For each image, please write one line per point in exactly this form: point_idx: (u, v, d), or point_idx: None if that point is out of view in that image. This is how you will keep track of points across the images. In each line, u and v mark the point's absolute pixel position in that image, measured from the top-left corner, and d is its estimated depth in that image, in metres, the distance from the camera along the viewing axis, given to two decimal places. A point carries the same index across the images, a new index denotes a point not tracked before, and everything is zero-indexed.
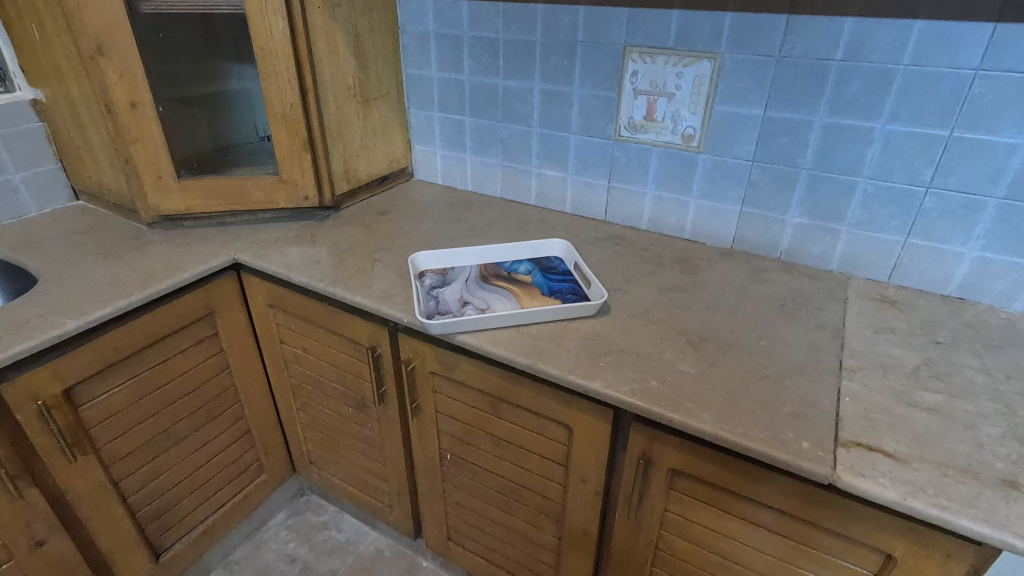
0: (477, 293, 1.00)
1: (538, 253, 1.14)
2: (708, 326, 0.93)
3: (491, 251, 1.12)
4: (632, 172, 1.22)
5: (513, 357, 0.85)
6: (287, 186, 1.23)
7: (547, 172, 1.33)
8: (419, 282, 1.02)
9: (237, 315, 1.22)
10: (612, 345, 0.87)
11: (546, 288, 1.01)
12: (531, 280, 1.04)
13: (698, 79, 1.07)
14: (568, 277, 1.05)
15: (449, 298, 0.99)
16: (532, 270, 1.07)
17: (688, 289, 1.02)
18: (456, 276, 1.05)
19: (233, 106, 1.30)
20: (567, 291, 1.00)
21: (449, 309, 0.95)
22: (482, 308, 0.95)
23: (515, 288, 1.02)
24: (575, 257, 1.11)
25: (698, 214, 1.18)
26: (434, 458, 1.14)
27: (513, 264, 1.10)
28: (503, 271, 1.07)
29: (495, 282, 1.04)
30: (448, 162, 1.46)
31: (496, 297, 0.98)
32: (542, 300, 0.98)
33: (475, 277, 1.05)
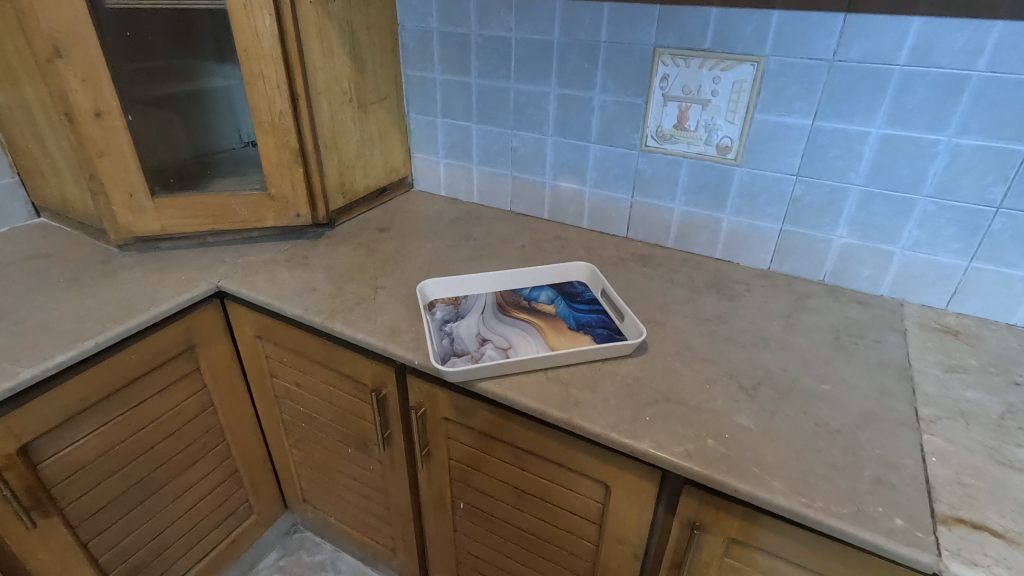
0: (496, 328, 0.89)
1: (559, 278, 1.03)
2: (760, 365, 0.82)
3: (507, 276, 1.01)
4: (658, 186, 1.11)
5: (545, 410, 0.74)
6: (275, 203, 1.10)
7: (562, 184, 1.21)
8: (429, 316, 0.91)
9: (222, 347, 1.09)
10: (655, 393, 0.76)
11: (573, 322, 0.90)
12: (555, 310, 0.94)
13: (738, 83, 0.96)
14: (595, 306, 0.95)
15: (465, 334, 0.87)
16: (555, 298, 0.97)
17: (730, 320, 0.92)
18: (470, 307, 0.94)
19: (216, 106, 1.18)
20: (597, 324, 0.89)
21: (466, 349, 0.84)
22: (504, 347, 0.84)
23: (538, 320, 0.91)
24: (601, 283, 1.00)
25: (732, 232, 1.08)
26: (444, 506, 1.03)
27: (532, 291, 0.99)
28: (522, 300, 0.96)
29: (515, 314, 0.93)
30: (452, 172, 1.34)
31: (518, 334, 0.87)
32: (570, 336, 0.87)
33: (492, 308, 0.94)
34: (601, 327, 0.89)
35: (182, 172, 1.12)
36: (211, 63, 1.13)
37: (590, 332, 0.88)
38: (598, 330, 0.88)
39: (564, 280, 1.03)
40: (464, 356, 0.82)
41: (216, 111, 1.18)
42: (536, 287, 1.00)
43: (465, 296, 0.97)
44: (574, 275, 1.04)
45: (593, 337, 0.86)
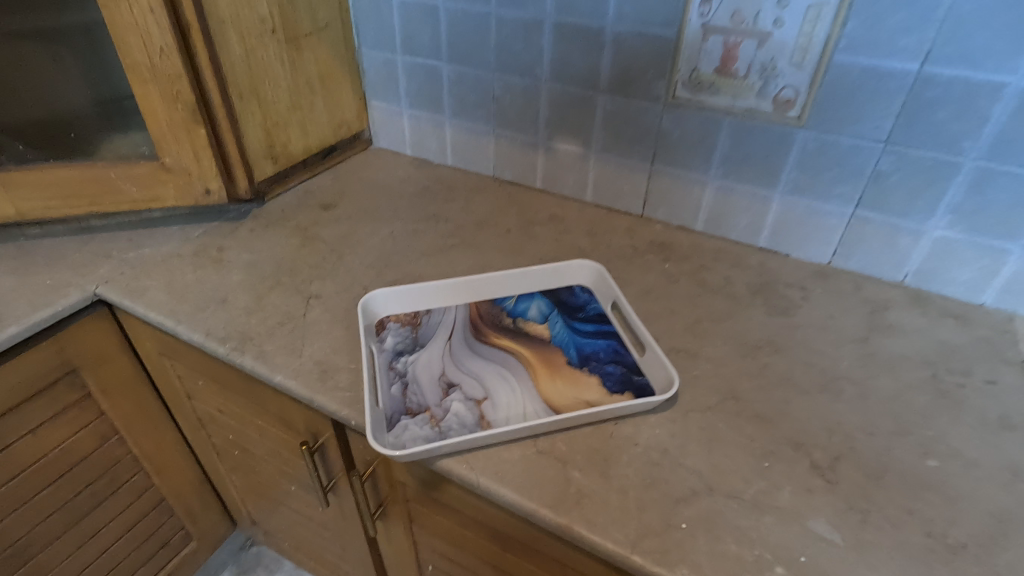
0: (467, 364, 0.64)
1: (555, 283, 0.77)
2: (836, 426, 0.58)
3: (486, 281, 0.75)
4: (688, 152, 0.83)
5: (532, 507, 0.51)
6: (173, 177, 0.82)
7: (559, 147, 0.93)
8: (375, 348, 0.66)
9: (119, 366, 0.85)
10: (692, 480, 0.53)
11: (574, 353, 0.66)
12: (549, 333, 0.69)
13: (814, 8, 0.66)
14: (604, 327, 0.70)
15: (423, 376, 0.63)
16: (549, 314, 0.72)
17: (787, 349, 0.68)
18: (433, 332, 0.69)
19: (92, 50, 0.79)
20: (607, 358, 0.65)
21: (424, 402, 0.60)
22: (478, 398, 0.60)
23: (525, 350, 0.66)
24: (611, 291, 0.75)
25: (784, 216, 0.81)
26: (409, 565, 0.82)
27: (519, 303, 0.74)
28: (504, 317, 0.71)
29: (494, 339, 0.68)
30: (419, 126, 1.05)
31: (497, 375, 0.63)
32: (569, 376, 0.63)
33: (464, 330, 0.69)
34: (613, 362, 0.64)
35: (57, 135, 0.82)
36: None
37: (598, 371, 0.63)
38: (608, 368, 0.64)
39: (561, 285, 0.77)
40: (422, 416, 0.58)
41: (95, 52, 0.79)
42: (524, 295, 0.75)
43: (427, 314, 0.72)
44: (575, 278, 0.78)
45: (601, 380, 0.62)
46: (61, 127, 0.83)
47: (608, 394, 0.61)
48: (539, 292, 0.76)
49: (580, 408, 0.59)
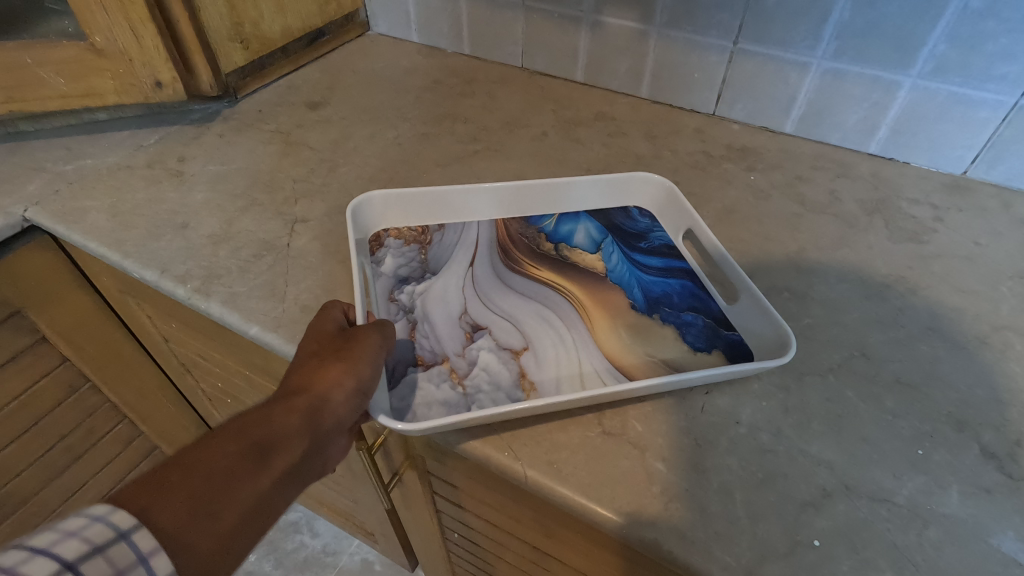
0: (497, 302, 0.49)
1: (608, 204, 0.60)
2: (1009, 396, 0.43)
3: (519, 191, 0.58)
4: (789, 21, 0.62)
5: (585, 505, 0.38)
6: (110, 64, 0.63)
7: (609, 23, 0.72)
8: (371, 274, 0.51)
9: (74, 307, 0.69)
10: (821, 474, 0.38)
11: (640, 296, 0.50)
12: (604, 266, 0.52)
13: None
14: (674, 262, 0.53)
15: (440, 318, 0.48)
16: (602, 242, 0.55)
17: (925, 289, 0.51)
18: (447, 257, 0.53)
19: None
20: (683, 304, 0.49)
21: (439, 352, 0.45)
22: (515, 348, 0.45)
23: (573, 287, 0.50)
24: (684, 219, 0.57)
25: (911, 109, 0.62)
26: (430, 532, 0.71)
27: (561, 226, 0.57)
28: (543, 242, 0.55)
29: (531, 269, 0.52)
30: (426, 2, 0.83)
31: (538, 318, 0.47)
32: (636, 325, 0.47)
33: (495, 257, 0.53)
34: (692, 310, 0.48)
35: None
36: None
37: (673, 320, 0.48)
38: (687, 318, 0.48)
39: (616, 208, 0.60)
40: (437, 372, 0.44)
41: None
42: (568, 216, 0.58)
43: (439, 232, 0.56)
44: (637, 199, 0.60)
45: (680, 334, 0.46)
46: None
47: (691, 352, 0.45)
48: (587, 213, 0.59)
49: (655, 367, 0.44)
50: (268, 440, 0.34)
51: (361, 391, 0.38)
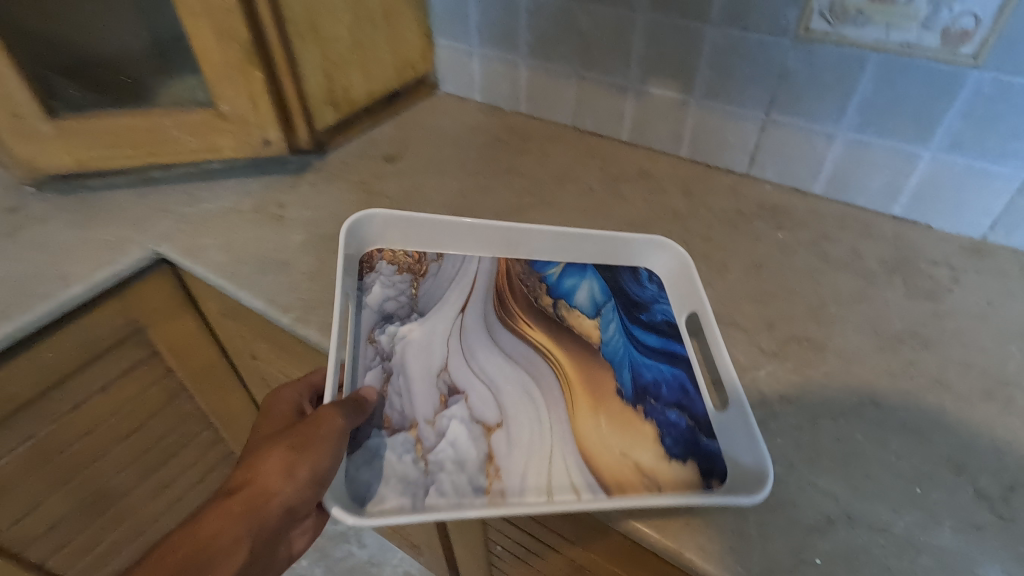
0: (485, 368, 0.55)
1: (616, 261, 0.66)
2: (1007, 446, 0.48)
3: (522, 232, 0.66)
4: (817, 97, 0.69)
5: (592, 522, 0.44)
6: (231, 126, 0.75)
7: (653, 92, 0.81)
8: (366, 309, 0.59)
9: (182, 325, 0.81)
10: (827, 504, 0.44)
11: (629, 383, 0.54)
12: (599, 337, 0.58)
13: None
14: (672, 345, 0.58)
15: (420, 378, 0.54)
16: (602, 306, 0.61)
17: (936, 344, 0.56)
18: (437, 303, 0.61)
19: None
20: (671, 399, 0.53)
21: (411, 418, 0.51)
22: (488, 424, 0.51)
23: (562, 356, 0.56)
24: (693, 303, 0.61)
25: (931, 178, 0.67)
26: (475, 543, 0.79)
27: (564, 279, 0.64)
28: (543, 294, 0.62)
29: (524, 330, 0.58)
30: (490, 68, 0.94)
31: (520, 393, 0.53)
32: (616, 412, 0.52)
33: (480, 321, 0.59)
34: (676, 408, 0.52)
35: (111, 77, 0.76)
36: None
37: (655, 415, 0.52)
38: (671, 416, 0.51)
39: (619, 266, 0.66)
40: (404, 438, 0.50)
41: None
42: (574, 269, 0.65)
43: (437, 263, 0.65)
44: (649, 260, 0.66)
45: (659, 434, 0.50)
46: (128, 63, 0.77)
47: (666, 460, 0.48)
48: (591, 265, 0.65)
49: (625, 469, 0.48)
50: (221, 535, 0.43)
51: (307, 478, 0.44)
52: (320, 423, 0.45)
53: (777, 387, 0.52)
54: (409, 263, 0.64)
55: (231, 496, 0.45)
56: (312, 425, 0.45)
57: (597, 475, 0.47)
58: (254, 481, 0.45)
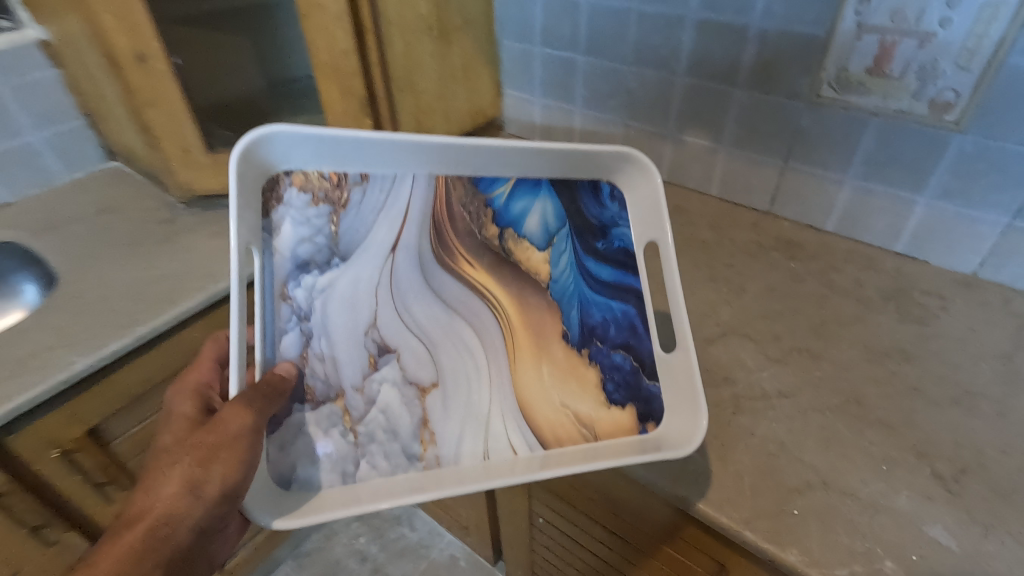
0: (416, 319, 0.57)
1: (575, 176, 0.61)
2: (966, 440, 0.59)
3: (469, 149, 0.56)
4: (827, 150, 0.82)
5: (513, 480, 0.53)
6: None
7: (688, 140, 0.95)
8: (277, 255, 0.53)
9: None
10: (809, 473, 0.56)
11: (576, 324, 0.60)
12: (550, 273, 0.60)
13: (989, 7, 0.63)
14: (626, 278, 0.61)
15: (341, 336, 0.55)
16: (554, 235, 0.61)
17: (918, 358, 0.67)
18: (360, 245, 0.56)
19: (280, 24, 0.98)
20: (617, 341, 0.60)
21: (337, 387, 0.54)
22: (422, 385, 0.56)
23: (506, 301, 0.59)
24: (649, 231, 0.62)
25: (927, 221, 0.79)
26: (523, 514, 0.93)
27: (514, 203, 0.60)
28: (487, 222, 0.60)
29: (462, 266, 0.59)
30: (549, 114, 1.10)
31: (456, 346, 0.57)
32: (557, 367, 0.58)
33: (400, 270, 0.57)
34: (620, 350, 0.59)
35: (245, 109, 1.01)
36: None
37: (599, 357, 0.59)
38: (614, 359, 0.59)
39: (585, 179, 0.62)
40: (330, 411, 0.54)
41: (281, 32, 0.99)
42: (527, 186, 0.60)
43: (361, 190, 0.56)
44: (609, 169, 0.62)
45: (603, 382, 0.58)
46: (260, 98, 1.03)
47: (607, 405, 0.57)
48: (547, 181, 0.61)
49: (565, 421, 0.56)
50: (151, 543, 0.49)
51: (215, 491, 0.49)
52: (215, 434, 0.49)
53: (777, 385, 0.65)
54: (327, 189, 0.55)
55: (136, 522, 0.50)
56: (219, 429, 0.49)
57: (537, 431, 0.55)
58: (157, 505, 0.50)
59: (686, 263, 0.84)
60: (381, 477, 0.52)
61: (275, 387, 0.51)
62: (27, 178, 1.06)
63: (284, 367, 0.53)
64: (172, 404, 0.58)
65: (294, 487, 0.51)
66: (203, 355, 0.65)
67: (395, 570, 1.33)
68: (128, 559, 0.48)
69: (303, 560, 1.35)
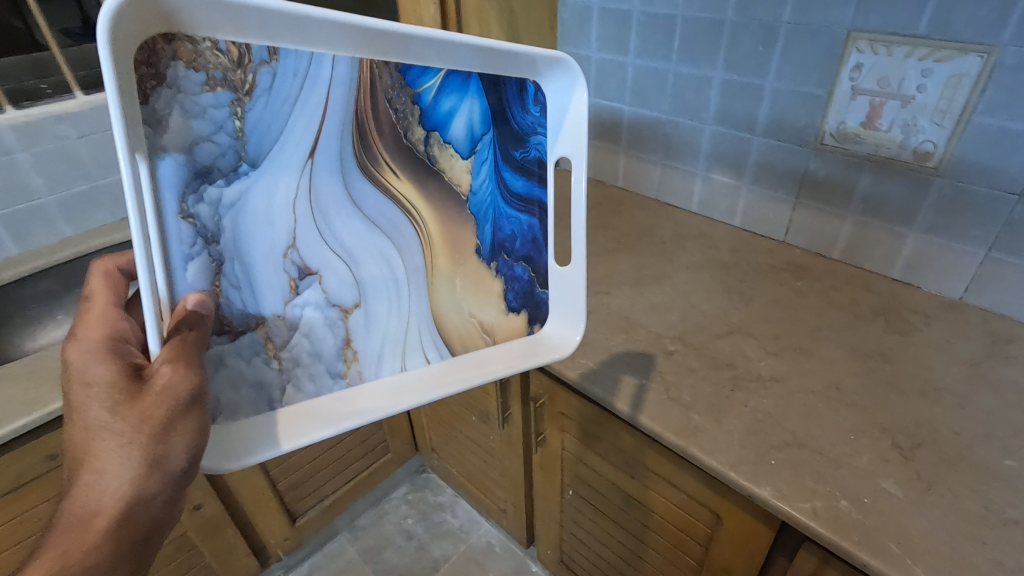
0: (340, 238, 0.54)
1: (502, 71, 0.57)
2: (925, 422, 0.71)
3: (403, 36, 0.49)
4: (831, 188, 0.97)
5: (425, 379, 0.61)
6: None
7: (715, 178, 1.12)
8: (168, 159, 0.43)
9: None
10: (787, 436, 0.70)
11: (488, 237, 0.63)
12: (469, 185, 0.60)
13: (955, 78, 0.78)
14: (535, 190, 0.63)
15: (255, 253, 0.50)
16: (478, 139, 0.59)
17: (896, 360, 0.80)
18: (273, 145, 0.48)
19: None
20: (520, 253, 0.64)
21: (256, 316, 0.51)
22: (345, 306, 0.56)
23: (427, 214, 0.58)
24: (562, 144, 0.62)
25: (918, 251, 0.92)
26: (555, 488, 1.08)
27: (442, 98, 0.55)
28: (415, 123, 0.55)
29: (386, 177, 0.55)
30: (599, 153, 1.30)
31: (381, 267, 0.57)
32: (465, 278, 0.62)
33: (324, 194, 0.51)
34: (523, 262, 0.65)
35: None
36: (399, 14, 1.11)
37: (504, 270, 0.64)
38: (517, 271, 0.65)
39: (511, 75, 0.57)
40: (251, 340, 0.52)
41: None
42: (455, 81, 0.55)
43: (270, 71, 0.45)
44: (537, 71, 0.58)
45: (504, 291, 0.64)
46: None
47: (506, 312, 0.65)
48: (475, 77, 0.56)
49: (471, 329, 0.63)
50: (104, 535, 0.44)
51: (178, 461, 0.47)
52: (163, 406, 0.45)
53: (771, 371, 0.79)
54: (226, 69, 0.43)
55: (90, 519, 0.44)
56: (160, 393, 0.45)
57: (445, 339, 0.62)
58: (111, 493, 0.45)
59: (706, 277, 1.00)
60: (310, 398, 0.55)
61: (194, 327, 0.46)
62: None
63: (194, 300, 0.47)
64: (82, 368, 0.47)
65: (220, 420, 0.51)
66: (97, 293, 0.55)
67: (437, 549, 1.47)
68: (97, 556, 0.43)
69: (357, 533, 1.52)
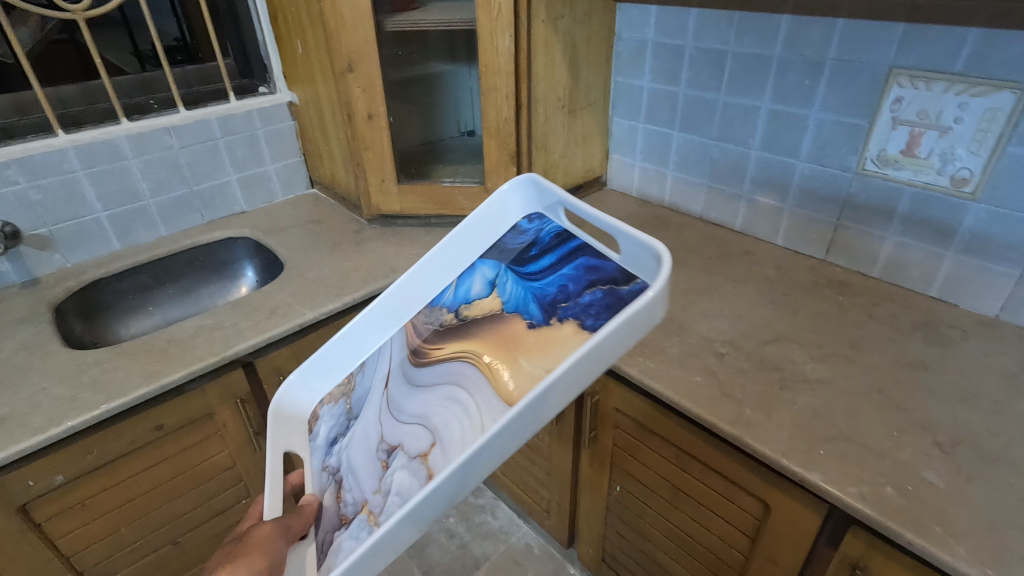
0: (410, 411, 0.65)
1: (491, 238, 0.77)
2: (963, 423, 0.77)
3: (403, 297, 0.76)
4: (872, 211, 1.04)
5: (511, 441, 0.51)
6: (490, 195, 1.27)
7: (759, 200, 1.20)
8: (317, 451, 0.70)
9: None
10: (833, 430, 0.77)
11: (538, 310, 0.64)
12: (500, 302, 0.69)
13: (990, 111, 0.86)
14: (564, 248, 0.68)
15: (360, 461, 0.65)
16: (495, 279, 0.72)
17: (935, 368, 0.86)
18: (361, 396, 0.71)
19: (428, 93, 1.30)
20: (579, 289, 0.63)
21: (361, 503, 0.60)
22: (421, 448, 0.59)
23: (473, 347, 0.65)
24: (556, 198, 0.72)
25: (954, 271, 0.98)
26: (602, 485, 1.14)
27: (461, 286, 0.74)
28: (444, 315, 0.72)
29: (433, 353, 0.68)
30: (646, 175, 1.39)
31: (445, 405, 0.62)
32: (527, 355, 0.60)
33: (393, 390, 0.68)
34: (588, 289, 0.62)
35: (408, 161, 1.33)
36: (469, 49, 1.19)
37: (570, 312, 0.61)
38: (587, 299, 0.61)
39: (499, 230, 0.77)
40: (358, 523, 0.58)
41: (426, 96, 1.30)
42: (466, 272, 0.76)
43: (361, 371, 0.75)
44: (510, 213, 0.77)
45: (580, 322, 0.59)
46: (416, 151, 1.34)
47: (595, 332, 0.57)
48: (477, 260, 0.76)
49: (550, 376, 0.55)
50: None
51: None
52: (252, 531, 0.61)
53: (817, 374, 0.86)
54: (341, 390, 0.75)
55: None
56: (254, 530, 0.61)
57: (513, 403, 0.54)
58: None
59: (752, 290, 1.07)
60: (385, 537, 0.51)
61: (305, 516, 0.64)
62: (259, 196, 1.47)
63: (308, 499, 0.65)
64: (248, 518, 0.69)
65: None
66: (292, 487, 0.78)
67: (478, 548, 1.53)
68: None
69: None
